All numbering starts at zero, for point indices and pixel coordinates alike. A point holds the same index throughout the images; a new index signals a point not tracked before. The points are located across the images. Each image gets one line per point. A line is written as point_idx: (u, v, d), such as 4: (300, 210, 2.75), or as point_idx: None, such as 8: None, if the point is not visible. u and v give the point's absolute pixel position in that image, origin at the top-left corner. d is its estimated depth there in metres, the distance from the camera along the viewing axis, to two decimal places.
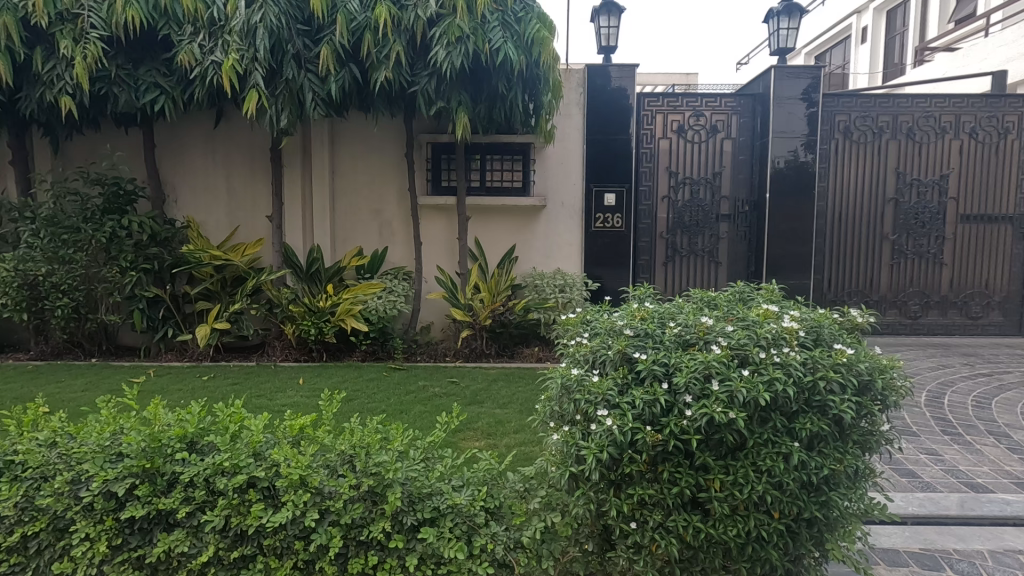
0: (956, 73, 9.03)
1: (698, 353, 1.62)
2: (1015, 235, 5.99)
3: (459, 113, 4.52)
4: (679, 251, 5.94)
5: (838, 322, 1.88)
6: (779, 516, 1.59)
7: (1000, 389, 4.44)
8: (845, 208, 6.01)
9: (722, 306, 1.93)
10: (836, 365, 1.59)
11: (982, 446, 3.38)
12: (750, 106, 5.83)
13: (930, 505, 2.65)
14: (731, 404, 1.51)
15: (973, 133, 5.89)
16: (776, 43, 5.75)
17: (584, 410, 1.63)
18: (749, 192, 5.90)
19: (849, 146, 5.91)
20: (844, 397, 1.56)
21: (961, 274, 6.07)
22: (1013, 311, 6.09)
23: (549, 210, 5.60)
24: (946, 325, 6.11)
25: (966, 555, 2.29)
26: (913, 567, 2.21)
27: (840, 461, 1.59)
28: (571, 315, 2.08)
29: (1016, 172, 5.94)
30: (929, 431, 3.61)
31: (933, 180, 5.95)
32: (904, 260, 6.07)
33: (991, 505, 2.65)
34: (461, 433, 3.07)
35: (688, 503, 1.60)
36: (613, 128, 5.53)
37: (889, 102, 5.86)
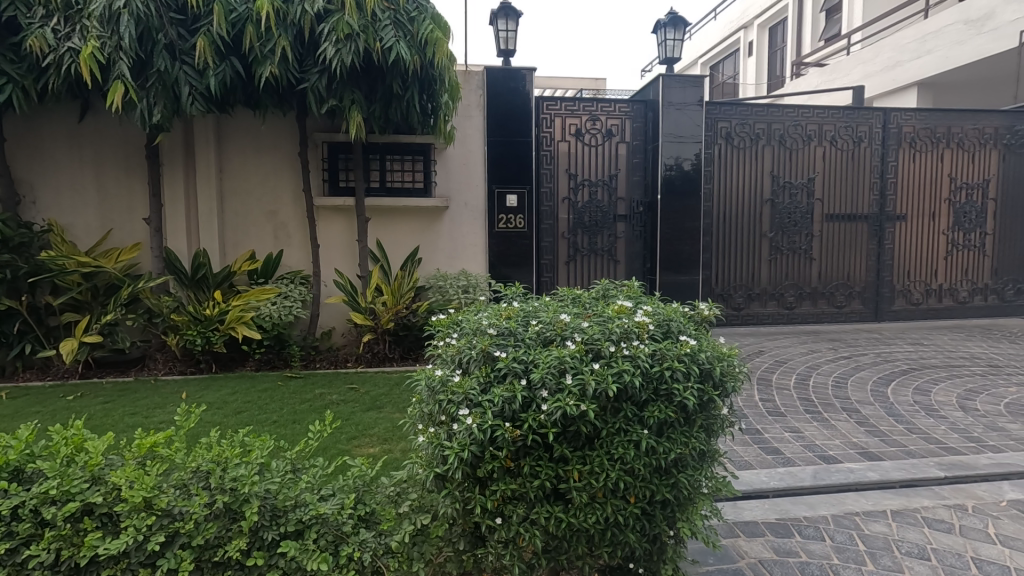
0: (824, 86, 10.01)
1: (555, 349, 1.70)
2: (869, 232, 6.75)
3: (352, 111, 4.40)
4: (580, 251, 6.14)
5: (689, 315, 2.03)
6: (634, 500, 1.67)
7: (855, 370, 4.98)
8: (729, 207, 6.48)
9: (583, 302, 2.03)
10: (681, 355, 1.71)
11: (835, 422, 3.78)
12: (642, 112, 6.14)
13: (788, 478, 2.93)
14: (583, 397, 1.58)
15: (833, 141, 6.56)
16: (663, 52, 6.11)
17: (448, 411, 1.65)
18: (643, 193, 6.18)
19: (731, 150, 6.39)
20: (687, 384, 1.67)
21: (827, 267, 6.74)
22: (869, 300, 6.84)
23: (452, 210, 5.59)
24: (816, 314, 6.76)
25: (814, 521, 2.55)
26: (766, 535, 2.42)
27: (687, 444, 1.70)
28: (442, 316, 2.10)
29: (870, 176, 6.68)
30: (793, 410, 3.99)
31: (802, 182, 6.57)
32: (780, 255, 6.64)
33: (837, 474, 2.97)
34: (353, 439, 2.99)
35: (551, 495, 1.65)
36: (513, 131, 5.63)
37: (764, 111, 6.40)
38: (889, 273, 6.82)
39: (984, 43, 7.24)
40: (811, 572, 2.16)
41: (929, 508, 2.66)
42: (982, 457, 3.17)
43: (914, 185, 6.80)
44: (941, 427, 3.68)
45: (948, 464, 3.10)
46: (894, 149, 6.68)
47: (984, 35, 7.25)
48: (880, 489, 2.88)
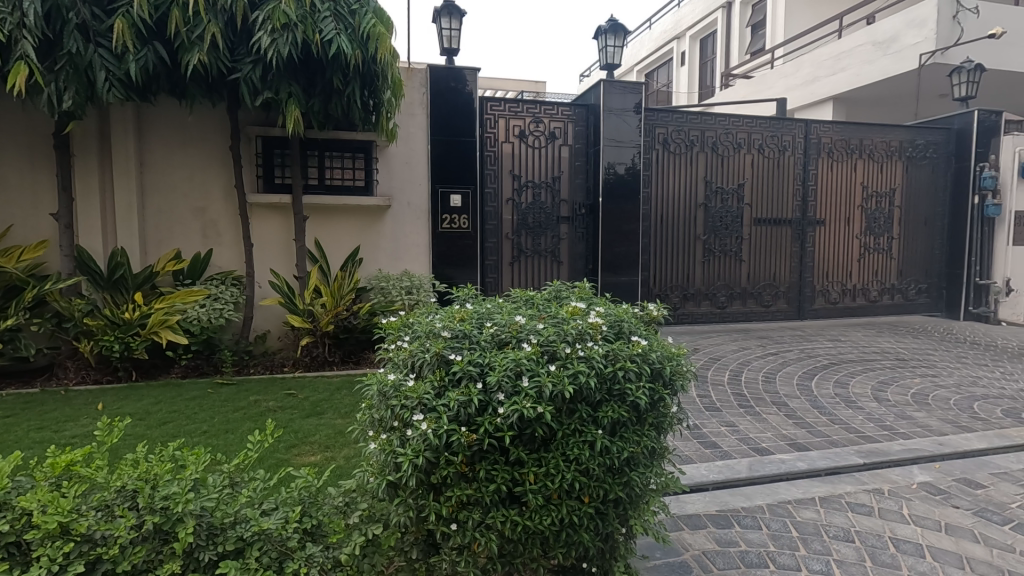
0: (751, 97, 10.59)
1: (511, 351, 1.69)
2: (793, 235, 7.19)
3: (289, 105, 4.21)
4: (524, 252, 6.17)
5: (639, 316, 2.07)
6: (589, 501, 1.67)
7: (782, 365, 5.29)
8: (666, 211, 6.72)
9: (537, 304, 2.03)
10: (634, 355, 1.74)
11: (767, 415, 3.99)
12: (584, 116, 6.25)
13: (727, 471, 3.06)
14: (539, 399, 1.57)
15: (761, 149, 6.94)
16: (604, 58, 6.25)
17: (401, 416, 1.61)
18: (585, 196, 6.29)
19: (668, 155, 6.63)
20: (639, 384, 1.70)
21: (755, 269, 7.12)
22: (793, 300, 7.29)
23: (394, 210, 5.46)
24: (746, 313, 7.13)
25: (751, 511, 2.68)
26: (709, 527, 2.51)
27: (639, 443, 1.73)
28: (393, 318, 2.05)
29: (793, 183, 7.12)
30: (728, 405, 4.18)
31: (733, 188, 6.91)
32: (713, 257, 6.95)
33: (770, 465, 3.13)
34: (293, 448, 2.85)
35: (506, 498, 1.63)
36: (457, 131, 5.58)
37: (698, 119, 6.69)
38: (810, 274, 7.29)
39: (889, 63, 7.88)
40: (750, 560, 2.27)
41: (852, 493, 2.86)
42: (895, 444, 3.44)
43: (831, 192, 7.31)
44: (859, 417, 3.96)
45: (866, 451, 3.34)
46: (814, 158, 7.15)
47: (889, 56, 7.89)
48: (808, 477, 3.06)
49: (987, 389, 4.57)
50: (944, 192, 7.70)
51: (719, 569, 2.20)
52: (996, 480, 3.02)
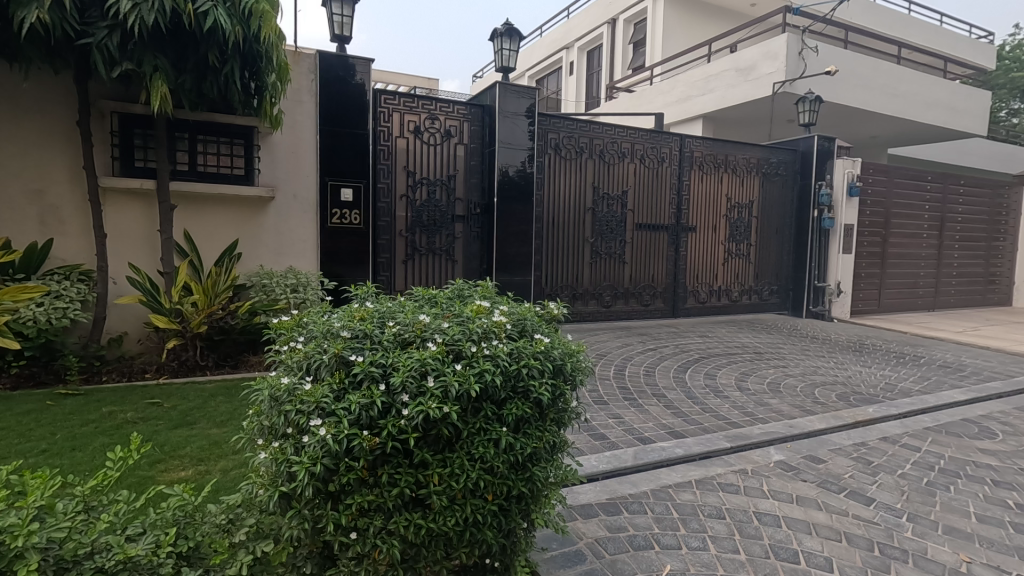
0: (632, 109, 11.33)
1: (415, 350, 1.64)
2: (669, 240, 7.79)
3: (155, 79, 3.76)
4: (418, 250, 6.06)
5: (540, 314, 2.11)
6: (492, 498, 1.68)
7: (660, 360, 5.72)
8: (557, 213, 6.97)
9: (440, 302, 2.00)
10: (537, 353, 1.78)
11: (649, 406, 4.28)
12: (479, 116, 6.29)
13: (615, 460, 3.24)
14: (445, 399, 1.55)
15: (641, 159, 7.46)
16: (499, 61, 6.33)
17: (296, 422, 1.52)
18: (480, 196, 6.33)
19: (559, 160, 6.89)
20: (542, 380, 1.74)
21: (636, 271, 7.62)
22: (669, 299, 7.92)
23: (278, 202, 5.10)
24: (628, 312, 7.61)
25: (637, 497, 2.86)
26: (600, 515, 2.64)
27: (541, 438, 1.76)
28: (284, 318, 1.92)
29: (669, 191, 7.73)
30: (614, 398, 4.44)
31: (617, 194, 7.34)
32: (600, 259, 7.33)
33: (653, 453, 3.38)
34: (160, 463, 2.55)
35: (409, 502, 1.58)
36: (348, 122, 5.33)
37: (586, 126, 7.03)
38: (683, 276, 7.96)
39: (749, 89, 8.84)
40: (637, 543, 2.43)
41: (722, 474, 3.16)
42: (755, 428, 3.87)
43: (701, 202, 8.03)
44: (725, 405, 4.40)
45: (732, 436, 3.71)
46: (687, 170, 7.81)
47: (750, 82, 8.85)
48: (684, 462, 3.34)
49: (824, 377, 5.30)
50: (791, 205, 8.80)
51: (610, 554, 2.32)
52: (834, 455, 3.51)
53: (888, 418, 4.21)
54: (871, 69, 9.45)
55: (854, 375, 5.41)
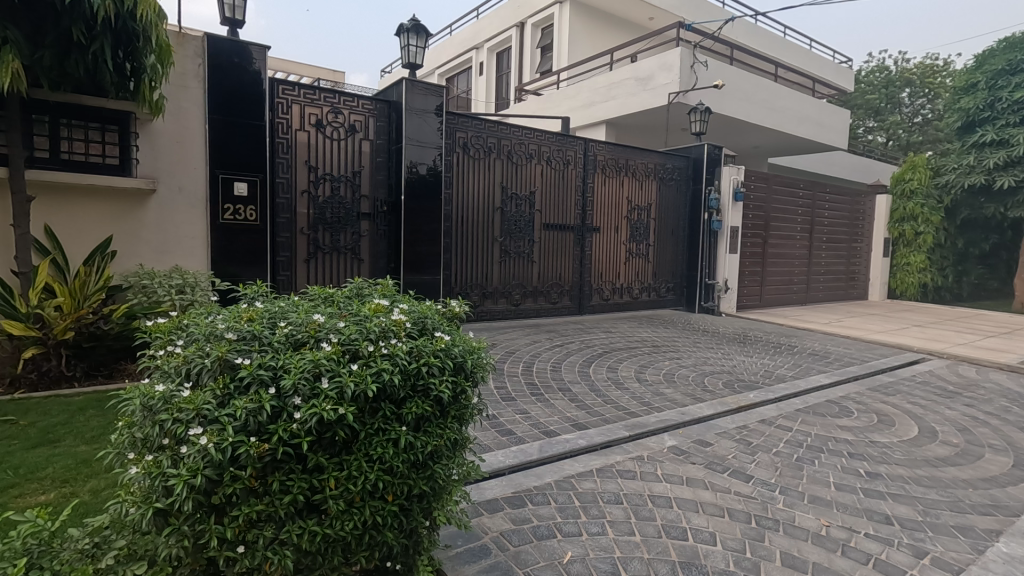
0: (540, 112, 11.60)
1: (308, 352, 1.58)
2: (574, 240, 8.07)
3: (4, 53, 3.31)
4: (321, 248, 5.82)
5: (441, 312, 2.11)
6: (392, 499, 1.66)
7: (566, 355, 5.91)
8: (466, 212, 6.97)
9: (337, 301, 1.94)
10: (437, 350, 1.77)
11: (554, 401, 4.42)
12: (386, 112, 6.14)
13: (521, 454, 3.32)
14: (340, 400, 1.50)
15: (547, 161, 7.66)
16: (406, 57, 6.23)
17: (174, 433, 1.41)
18: (387, 193, 6.19)
19: (467, 159, 6.91)
20: (442, 378, 1.74)
21: (544, 269, 7.81)
22: (575, 297, 8.21)
23: (160, 195, 4.68)
24: (536, 309, 7.79)
25: (541, 488, 2.94)
26: (505, 509, 2.69)
27: (441, 435, 1.76)
28: (161, 320, 1.79)
29: (574, 193, 8.00)
30: (522, 394, 4.53)
31: (525, 195, 7.48)
32: (508, 258, 7.43)
33: (557, 446, 3.49)
34: (12, 489, 2.25)
35: (303, 509, 1.52)
36: (241, 112, 5.00)
37: (494, 127, 7.10)
38: (588, 275, 8.29)
39: (648, 97, 9.37)
40: (541, 533, 2.50)
41: (620, 462, 3.33)
42: (652, 417, 4.12)
43: (604, 204, 8.40)
44: (625, 396, 4.65)
45: (631, 425, 3.92)
46: (591, 173, 8.14)
47: (648, 91, 9.38)
48: (587, 452, 3.48)
49: (712, 367, 5.75)
50: (685, 208, 9.43)
51: (514, 547, 2.38)
52: (720, 438, 3.81)
53: (766, 402, 4.65)
54: (753, 85, 10.36)
55: (739, 364, 5.92)
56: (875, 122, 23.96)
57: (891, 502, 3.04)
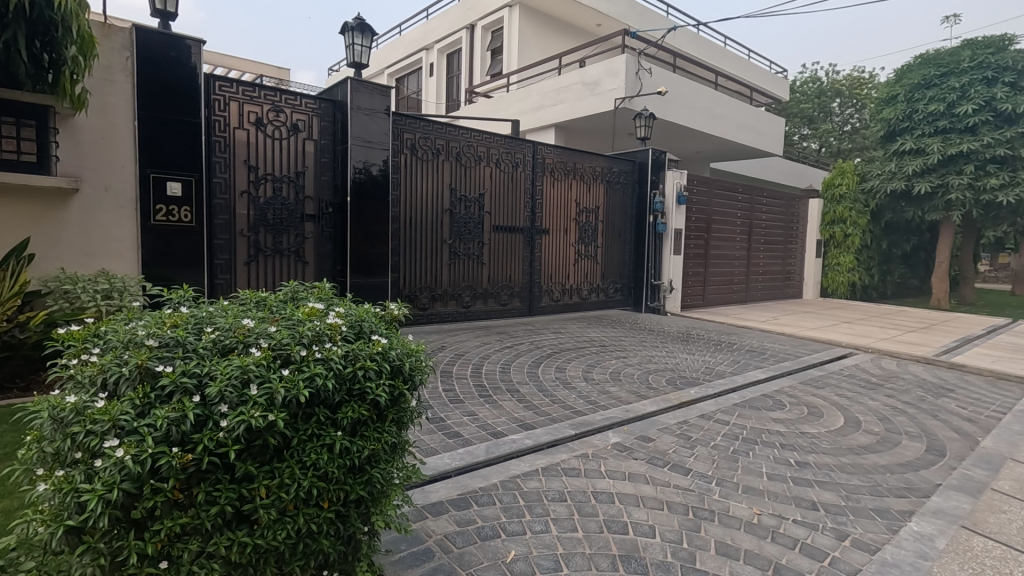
0: (490, 115, 11.63)
1: (237, 358, 1.54)
2: (524, 242, 8.13)
3: None
4: (262, 250, 5.63)
5: (380, 314, 2.09)
6: (328, 506, 1.63)
7: (515, 356, 5.95)
8: (414, 214, 6.90)
9: (269, 305, 1.90)
10: (374, 354, 1.76)
11: (502, 402, 4.44)
12: (330, 112, 6.01)
13: (467, 456, 3.32)
14: (270, 407, 1.47)
15: (496, 163, 7.69)
16: (351, 56, 6.12)
17: (88, 446, 1.34)
18: (332, 194, 6.05)
19: (415, 161, 6.84)
20: (379, 382, 1.72)
21: (494, 271, 7.84)
22: (525, 298, 8.27)
23: (83, 194, 4.41)
24: (486, 311, 7.81)
25: (486, 489, 2.95)
26: (449, 511, 2.69)
27: (379, 439, 1.74)
28: (76, 328, 1.70)
29: (523, 196, 8.07)
30: (470, 396, 4.53)
31: (474, 197, 7.48)
32: (458, 260, 7.41)
33: (503, 446, 3.51)
34: None
35: (232, 519, 1.48)
36: (174, 109, 4.78)
37: (442, 128, 7.07)
38: (538, 276, 8.37)
39: (595, 102, 9.57)
40: (485, 533, 2.51)
41: (565, 460, 3.39)
42: (597, 415, 4.21)
43: (552, 206, 8.50)
44: (572, 395, 4.73)
45: (576, 424, 3.99)
46: (540, 176, 8.23)
47: (595, 96, 9.58)
48: (533, 452, 3.52)
49: (657, 365, 5.93)
50: (631, 211, 9.68)
51: (458, 548, 2.38)
52: (661, 434, 3.93)
53: (706, 398, 4.83)
54: (695, 92, 10.74)
55: (681, 362, 6.13)
56: (809, 129, 25.31)
57: (817, 489, 3.22)
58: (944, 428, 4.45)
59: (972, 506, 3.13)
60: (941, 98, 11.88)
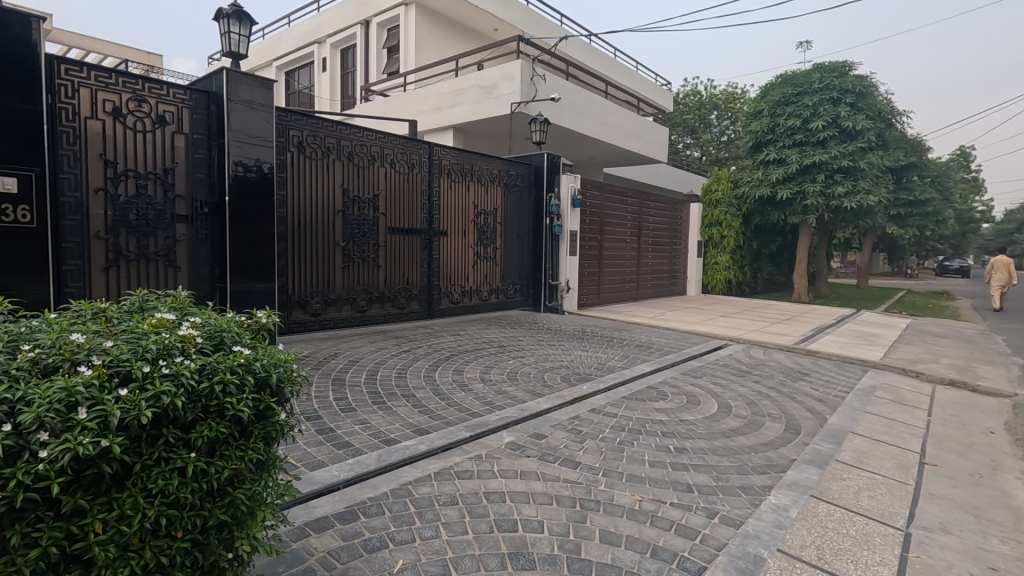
0: (386, 114, 11.35)
1: (62, 378, 1.37)
2: (421, 244, 8.02)
3: None
4: (124, 255, 5.09)
5: (245, 323, 1.96)
6: (182, 535, 1.49)
7: (412, 360, 5.85)
8: (303, 215, 6.56)
9: (108, 317, 1.72)
10: (234, 367, 1.63)
11: (396, 408, 4.34)
12: (204, 103, 5.53)
13: (356, 467, 3.20)
14: (104, 431, 1.31)
15: (392, 163, 7.51)
16: (227, 45, 5.68)
17: None
18: (208, 193, 5.58)
19: (303, 159, 6.51)
20: (241, 397, 1.60)
21: (391, 274, 7.65)
22: (424, 300, 8.17)
23: None
24: (383, 315, 7.60)
25: (376, 499, 2.87)
26: (335, 525, 2.58)
27: (243, 458, 1.61)
28: None
29: (420, 197, 7.96)
30: (362, 404, 4.37)
31: (368, 198, 7.25)
32: (352, 263, 7.15)
33: (395, 453, 3.43)
34: None
35: (60, 561, 1.32)
36: (8, 92, 4.15)
37: (332, 126, 6.78)
38: (436, 278, 8.30)
39: (492, 105, 9.68)
40: (372, 545, 2.44)
41: (458, 463, 3.38)
42: (492, 415, 4.24)
43: (450, 208, 8.46)
44: (468, 397, 4.73)
45: (471, 425, 4.00)
46: (436, 177, 8.15)
47: (492, 100, 9.69)
48: (426, 457, 3.47)
49: (552, 363, 6.11)
50: (528, 214, 9.88)
51: (343, 563, 2.29)
52: (554, 430, 4.05)
53: (596, 392, 5.05)
54: (586, 100, 11.20)
55: (575, 358, 6.35)
56: (691, 139, 27.39)
57: (693, 472, 3.48)
58: (799, 408, 4.99)
59: (819, 477, 3.54)
60: (797, 114, 13.36)
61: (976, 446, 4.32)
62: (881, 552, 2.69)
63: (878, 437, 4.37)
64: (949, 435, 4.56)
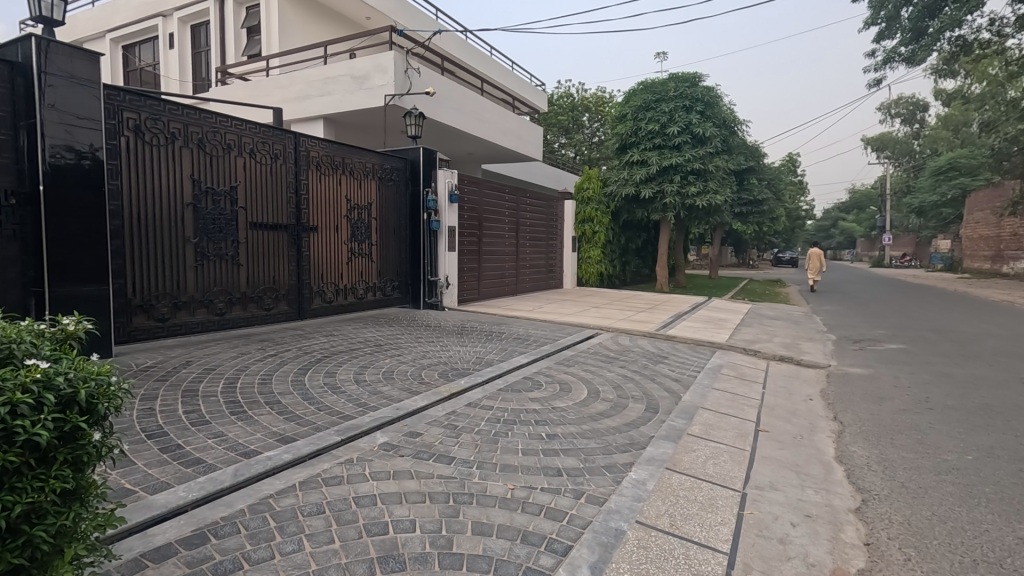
0: (247, 99, 10.44)
1: None
2: (288, 241, 7.50)
3: None
4: None
5: (45, 333, 1.70)
6: None
7: (279, 365, 5.46)
8: (144, 209, 5.83)
9: None
10: (27, 383, 1.39)
11: (258, 417, 4.02)
12: (7, 75, 4.68)
13: (208, 485, 2.91)
14: None
15: (251, 153, 6.93)
16: (36, 9, 4.83)
17: None
18: (16, 182, 4.74)
19: (142, 145, 5.77)
20: (38, 418, 1.37)
21: (254, 273, 7.08)
22: (293, 301, 7.67)
23: None
24: (246, 318, 7.01)
25: (230, 518, 2.63)
26: (180, 552, 2.32)
27: (43, 489, 1.39)
28: None
29: (286, 190, 7.43)
30: (219, 415, 3.99)
31: (224, 190, 6.62)
32: (206, 262, 6.49)
33: (255, 466, 3.17)
34: None
35: None
36: None
37: (177, 109, 6.09)
38: (307, 276, 7.82)
39: (364, 96, 9.33)
40: (223, 568, 2.23)
41: (327, 469, 3.21)
42: (366, 417, 4.09)
43: (320, 202, 8.00)
44: (341, 399, 4.52)
45: (342, 429, 3.82)
46: (303, 169, 7.67)
47: (364, 91, 9.34)
48: (290, 466, 3.25)
49: (430, 359, 6.05)
50: (404, 209, 9.68)
51: None
52: (429, 427, 4.01)
53: (474, 387, 5.09)
54: (462, 96, 11.21)
55: (454, 354, 6.35)
56: (565, 139, 28.59)
57: (562, 456, 3.64)
58: (659, 389, 5.44)
59: (673, 450, 3.88)
60: (656, 119, 14.49)
61: (798, 412, 5.02)
62: (722, 513, 3.01)
63: (722, 410, 4.90)
64: (778, 404, 5.24)
